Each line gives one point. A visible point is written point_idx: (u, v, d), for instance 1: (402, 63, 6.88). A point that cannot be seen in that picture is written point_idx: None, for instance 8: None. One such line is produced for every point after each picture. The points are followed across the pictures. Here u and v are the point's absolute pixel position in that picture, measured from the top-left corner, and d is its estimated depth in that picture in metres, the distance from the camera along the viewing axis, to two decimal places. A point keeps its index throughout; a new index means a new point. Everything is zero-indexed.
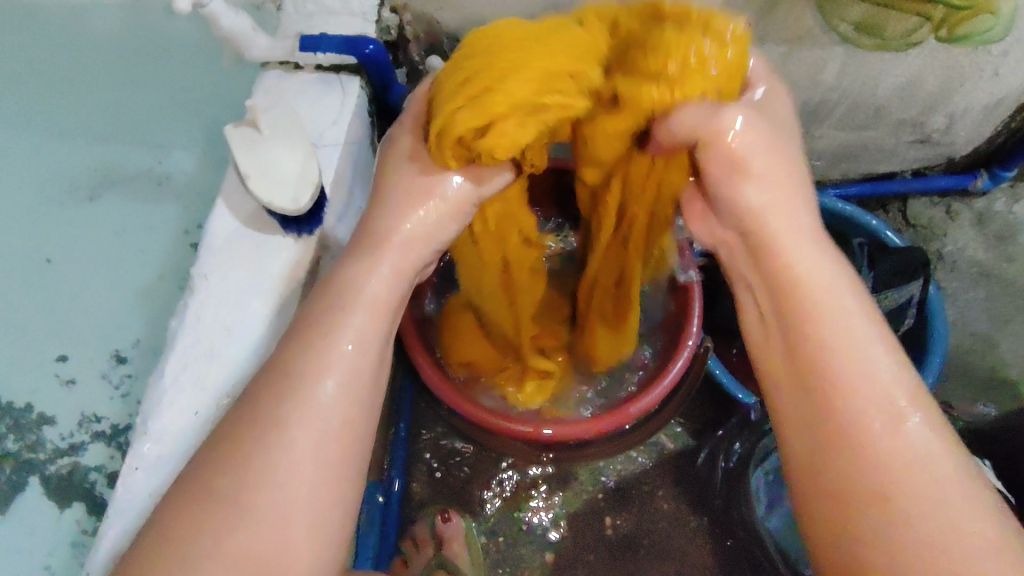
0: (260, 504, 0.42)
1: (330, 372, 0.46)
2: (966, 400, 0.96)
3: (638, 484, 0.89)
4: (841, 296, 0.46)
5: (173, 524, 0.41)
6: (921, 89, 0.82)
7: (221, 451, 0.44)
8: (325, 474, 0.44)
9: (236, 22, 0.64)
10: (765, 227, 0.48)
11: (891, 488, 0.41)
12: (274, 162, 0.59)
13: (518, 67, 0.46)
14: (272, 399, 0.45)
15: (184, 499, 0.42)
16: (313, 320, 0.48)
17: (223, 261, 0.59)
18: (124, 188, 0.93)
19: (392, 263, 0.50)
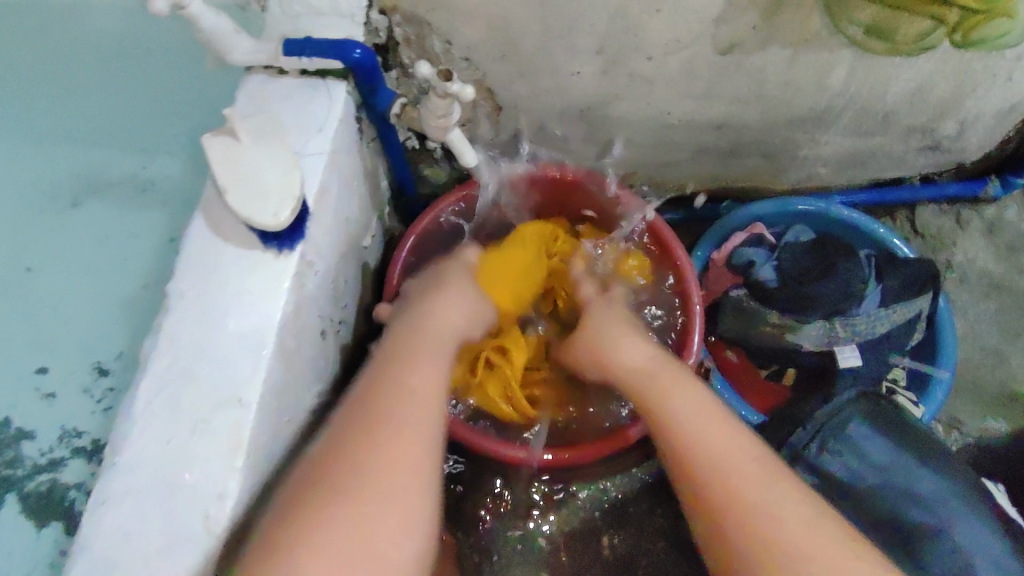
0: (340, 523, 0.49)
1: (407, 413, 0.56)
2: (977, 416, 0.90)
3: (637, 502, 0.86)
4: (683, 404, 0.62)
5: (279, 540, 0.48)
6: (932, 94, 0.79)
7: (321, 465, 0.53)
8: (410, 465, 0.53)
9: (217, 24, 0.61)
10: (604, 351, 0.70)
11: (765, 533, 0.52)
12: (255, 174, 0.56)
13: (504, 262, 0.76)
14: (349, 449, 0.53)
15: (296, 499, 0.51)
16: (387, 384, 0.58)
17: (200, 278, 0.56)
18: (107, 194, 0.90)
19: (450, 321, 0.67)
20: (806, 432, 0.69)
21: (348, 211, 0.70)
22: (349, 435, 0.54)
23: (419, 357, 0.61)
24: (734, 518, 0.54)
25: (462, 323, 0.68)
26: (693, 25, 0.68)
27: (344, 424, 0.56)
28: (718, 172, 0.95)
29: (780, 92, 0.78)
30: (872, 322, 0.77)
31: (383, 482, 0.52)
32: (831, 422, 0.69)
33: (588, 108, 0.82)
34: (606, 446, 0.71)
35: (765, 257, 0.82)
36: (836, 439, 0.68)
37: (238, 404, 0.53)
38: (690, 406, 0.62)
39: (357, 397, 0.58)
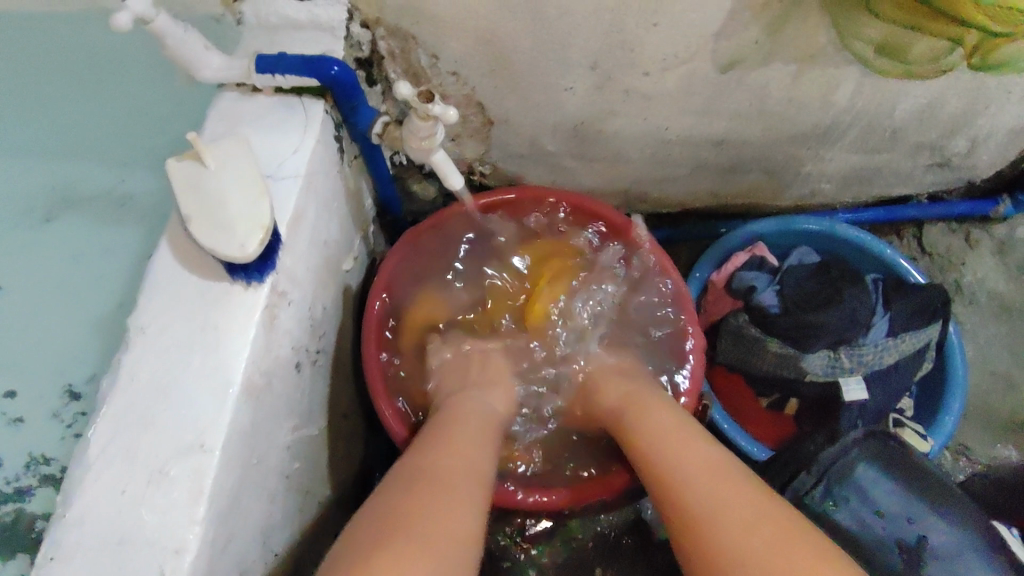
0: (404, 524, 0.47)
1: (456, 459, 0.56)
2: (987, 444, 0.87)
3: (629, 533, 0.83)
4: (662, 418, 0.62)
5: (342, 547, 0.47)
6: (943, 110, 0.75)
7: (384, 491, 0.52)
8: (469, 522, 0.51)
9: (185, 39, 0.58)
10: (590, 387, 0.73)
11: (733, 525, 0.50)
12: (221, 202, 0.52)
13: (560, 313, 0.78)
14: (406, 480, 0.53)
15: (333, 552, 0.47)
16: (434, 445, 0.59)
17: (163, 312, 0.53)
18: (80, 207, 0.86)
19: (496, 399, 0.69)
20: (810, 476, 0.65)
21: (326, 235, 0.67)
22: (397, 488, 0.52)
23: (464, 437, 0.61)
24: (708, 548, 0.50)
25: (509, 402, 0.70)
26: (692, 39, 0.64)
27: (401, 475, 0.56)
28: (717, 188, 0.91)
29: (782, 108, 0.75)
30: (880, 353, 0.73)
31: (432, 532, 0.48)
32: (838, 466, 0.64)
33: (581, 123, 0.78)
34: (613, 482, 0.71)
35: (767, 282, 0.79)
36: (843, 485, 0.64)
37: (199, 450, 0.49)
38: (664, 420, 0.62)
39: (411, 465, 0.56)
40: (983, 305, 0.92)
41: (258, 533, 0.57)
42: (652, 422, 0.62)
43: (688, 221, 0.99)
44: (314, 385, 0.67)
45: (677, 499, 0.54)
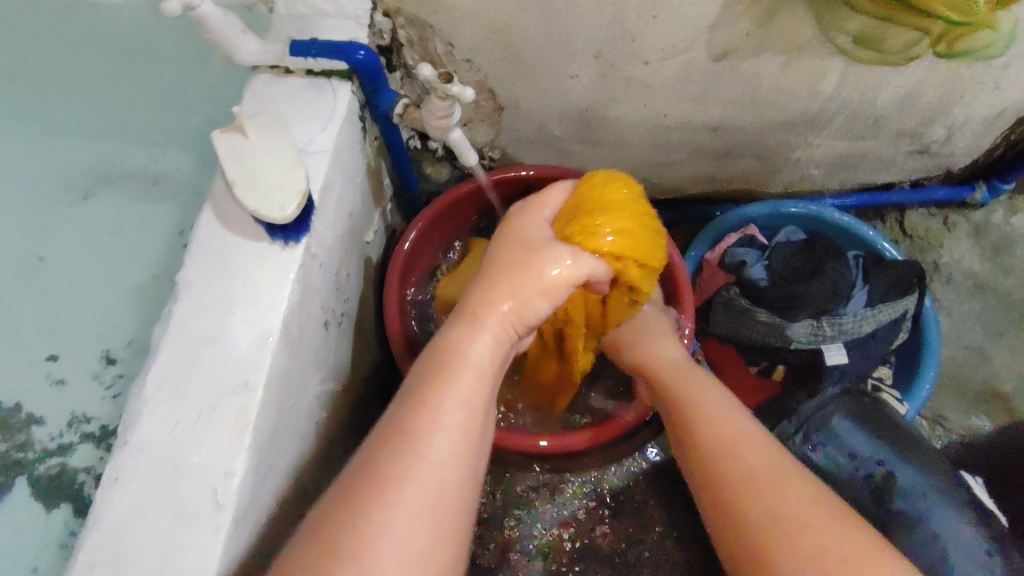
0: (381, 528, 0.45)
1: (447, 415, 0.51)
2: (961, 412, 0.93)
3: (628, 493, 0.90)
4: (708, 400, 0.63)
5: (322, 533, 0.46)
6: (921, 100, 0.81)
7: (370, 464, 0.49)
8: (431, 527, 0.47)
9: (225, 24, 0.63)
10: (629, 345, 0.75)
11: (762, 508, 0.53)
12: (261, 171, 0.58)
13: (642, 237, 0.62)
14: (396, 448, 0.49)
15: (320, 525, 0.47)
16: (426, 381, 0.53)
17: (207, 269, 0.59)
18: (123, 189, 0.93)
19: (493, 333, 0.56)
20: (792, 426, 0.72)
21: (351, 207, 0.72)
22: (383, 464, 0.48)
23: (453, 397, 0.52)
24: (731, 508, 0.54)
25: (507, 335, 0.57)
26: (688, 30, 0.70)
27: (391, 426, 0.51)
28: (712, 172, 0.97)
29: (772, 96, 0.80)
30: (859, 322, 0.78)
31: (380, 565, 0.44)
32: (817, 417, 0.71)
33: (586, 109, 0.84)
34: (614, 429, 0.75)
35: (756, 257, 0.85)
36: (821, 434, 0.70)
37: (244, 387, 0.55)
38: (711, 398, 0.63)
39: (408, 409, 0.51)
40: (959, 283, 0.98)
41: (291, 471, 0.63)
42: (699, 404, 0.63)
43: (685, 205, 1.06)
44: (338, 346, 0.73)
45: (713, 468, 0.58)
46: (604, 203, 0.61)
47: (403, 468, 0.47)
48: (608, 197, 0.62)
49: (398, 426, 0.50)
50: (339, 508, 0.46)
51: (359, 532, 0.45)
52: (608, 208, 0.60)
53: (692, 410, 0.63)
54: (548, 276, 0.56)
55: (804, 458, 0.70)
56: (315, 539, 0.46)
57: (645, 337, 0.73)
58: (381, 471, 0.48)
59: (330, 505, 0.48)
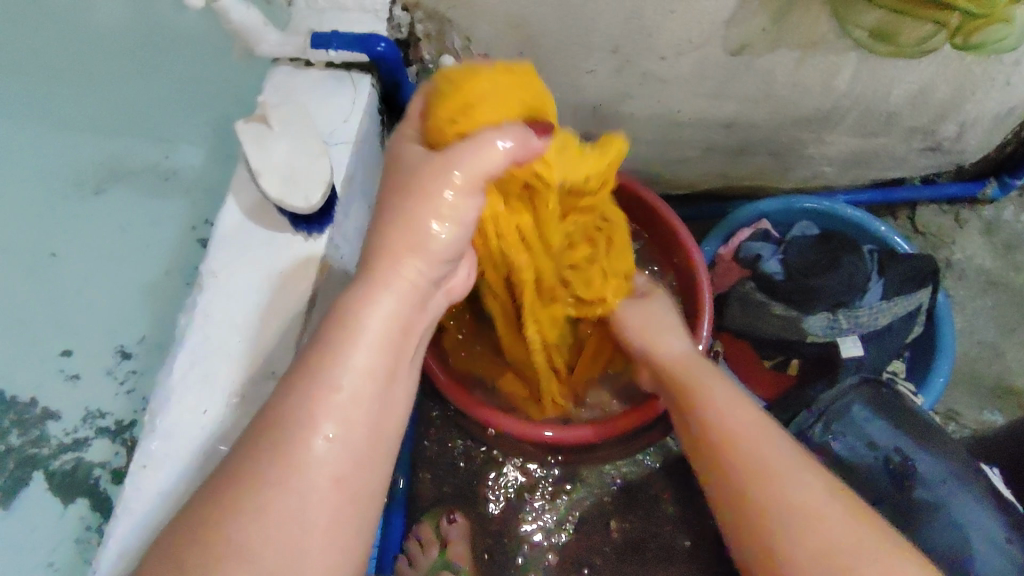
0: (271, 518, 0.44)
1: (339, 391, 0.47)
2: (974, 407, 0.93)
3: (644, 487, 0.90)
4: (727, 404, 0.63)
5: (210, 517, 0.44)
6: (934, 96, 0.82)
7: (252, 443, 0.46)
8: (318, 524, 0.45)
9: (246, 16, 0.66)
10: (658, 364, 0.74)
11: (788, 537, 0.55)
12: (286, 161, 0.59)
13: (491, 107, 0.54)
14: (270, 437, 0.45)
15: (205, 497, 0.45)
16: (317, 353, 0.48)
17: (231, 259, 0.59)
18: (141, 187, 0.93)
19: (394, 300, 0.50)
20: (812, 412, 0.75)
21: (371, 200, 0.73)
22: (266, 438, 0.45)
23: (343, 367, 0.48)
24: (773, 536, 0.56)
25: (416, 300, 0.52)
26: (706, 26, 0.71)
27: (273, 396, 0.48)
28: (725, 168, 0.97)
29: (787, 92, 0.81)
30: (875, 314, 0.79)
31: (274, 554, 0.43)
32: (837, 407, 0.74)
33: (600, 105, 0.85)
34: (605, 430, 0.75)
35: (771, 251, 0.85)
36: (840, 421, 0.73)
37: (271, 376, 0.55)
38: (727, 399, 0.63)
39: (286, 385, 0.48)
40: (972, 279, 0.99)
41: None
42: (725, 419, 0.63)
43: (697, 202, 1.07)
44: None
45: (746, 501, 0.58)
46: (443, 103, 0.55)
47: (286, 457, 0.45)
48: (449, 100, 0.55)
49: (282, 411, 0.46)
50: (229, 489, 0.44)
51: (248, 521, 0.43)
52: (456, 106, 0.54)
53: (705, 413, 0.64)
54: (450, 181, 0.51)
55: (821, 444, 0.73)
56: (213, 507, 0.44)
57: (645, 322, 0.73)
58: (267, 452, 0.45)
59: (220, 476, 0.46)
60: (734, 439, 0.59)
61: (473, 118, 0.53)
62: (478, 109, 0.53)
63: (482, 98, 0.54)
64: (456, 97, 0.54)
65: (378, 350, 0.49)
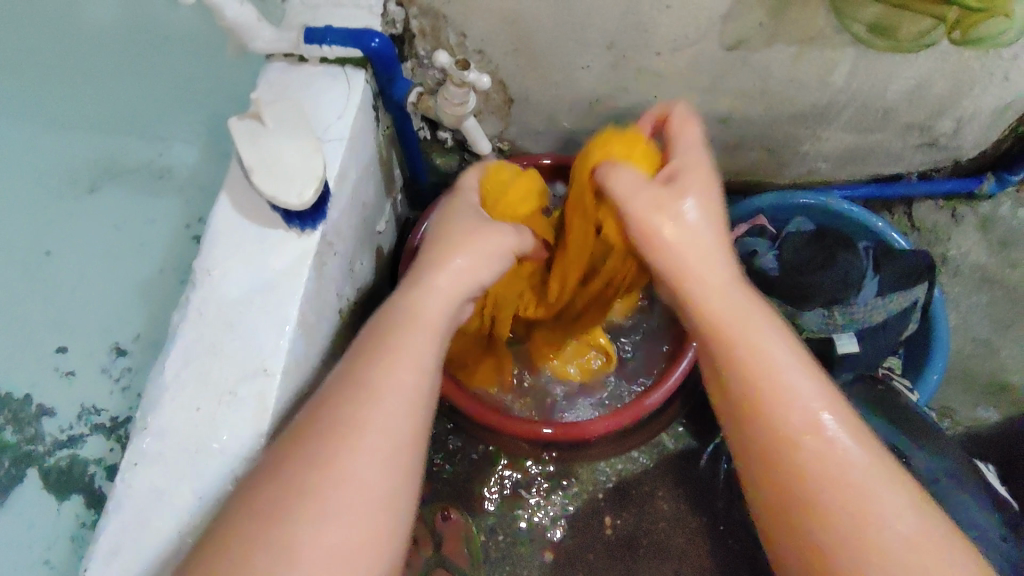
0: (326, 492, 0.45)
1: (396, 378, 0.50)
2: (968, 403, 0.93)
3: (638, 484, 0.90)
4: (744, 328, 0.53)
5: (265, 492, 0.46)
6: (931, 92, 0.82)
7: (312, 418, 0.49)
8: (370, 495, 0.46)
9: (240, 12, 0.64)
10: (681, 276, 0.55)
11: (828, 507, 0.47)
12: (280, 157, 0.59)
13: (531, 191, 0.70)
14: (330, 415, 0.48)
15: (260, 478, 0.47)
16: (375, 343, 0.52)
17: (224, 255, 0.59)
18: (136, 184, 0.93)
19: (445, 288, 0.56)
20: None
21: (365, 197, 0.73)
22: (324, 413, 0.49)
23: (403, 348, 0.52)
24: (788, 482, 0.49)
25: (462, 295, 0.57)
26: (701, 21, 0.70)
27: (323, 390, 0.51)
28: (719, 165, 0.97)
29: (783, 88, 0.81)
30: (870, 311, 0.79)
31: (322, 527, 0.44)
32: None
33: (596, 101, 0.84)
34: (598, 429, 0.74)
35: (768, 247, 0.84)
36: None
37: (263, 374, 0.55)
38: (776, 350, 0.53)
39: (344, 370, 0.51)
40: (968, 276, 0.99)
41: None
42: (747, 352, 0.52)
43: None
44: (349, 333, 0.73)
45: (756, 430, 0.51)
46: (496, 181, 0.69)
47: (343, 427, 0.48)
48: (503, 181, 0.69)
49: (343, 390, 0.50)
50: (280, 469, 0.46)
51: (295, 492, 0.45)
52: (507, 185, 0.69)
53: (756, 364, 0.52)
54: (493, 241, 0.60)
55: None
56: (272, 479, 0.46)
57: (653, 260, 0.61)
58: (332, 422, 0.48)
59: (281, 451, 0.48)
60: (763, 394, 0.51)
61: (522, 196, 0.69)
62: (524, 191, 0.70)
63: (526, 184, 0.70)
64: (514, 180, 0.70)
65: (432, 339, 0.54)
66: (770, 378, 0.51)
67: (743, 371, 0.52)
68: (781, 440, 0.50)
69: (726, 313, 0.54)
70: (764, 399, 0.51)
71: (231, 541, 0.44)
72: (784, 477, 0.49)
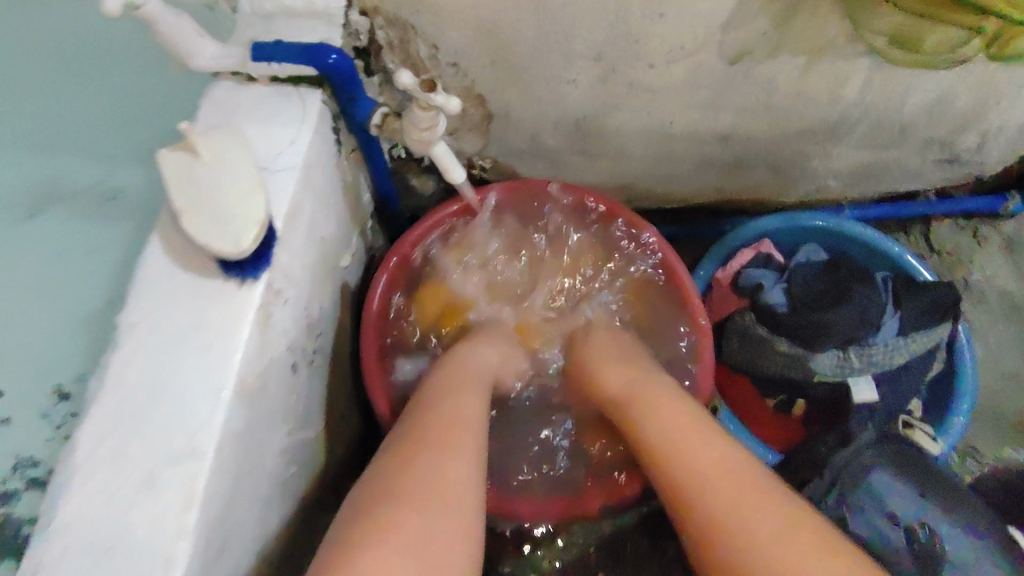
0: (427, 479, 0.51)
1: (463, 412, 0.59)
2: (995, 444, 0.86)
3: (633, 540, 0.83)
4: (677, 416, 0.59)
5: (371, 495, 0.50)
6: (953, 105, 0.74)
7: (399, 440, 0.56)
8: (466, 491, 0.52)
9: (176, 25, 0.56)
10: (612, 377, 0.67)
11: (756, 544, 0.48)
12: (216, 197, 0.51)
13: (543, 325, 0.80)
14: (416, 431, 0.56)
15: (367, 489, 0.51)
16: (433, 389, 0.62)
17: (153, 309, 0.51)
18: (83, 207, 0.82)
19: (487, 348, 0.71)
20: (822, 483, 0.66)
21: (325, 232, 0.65)
22: (411, 437, 0.55)
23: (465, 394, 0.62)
24: (721, 525, 0.50)
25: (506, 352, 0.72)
26: (699, 30, 0.62)
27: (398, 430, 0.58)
28: (720, 184, 0.89)
29: (790, 102, 0.73)
30: (891, 352, 0.71)
31: (430, 514, 0.49)
32: (850, 469, 0.65)
33: (584, 117, 0.76)
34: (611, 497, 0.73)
35: (773, 279, 0.77)
36: (855, 490, 0.64)
37: (191, 455, 0.47)
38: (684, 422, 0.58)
39: (418, 408, 0.60)
40: (992, 304, 0.92)
41: (254, 539, 0.55)
42: (662, 425, 0.59)
43: (691, 219, 0.98)
44: (310, 387, 0.65)
45: (693, 489, 0.53)
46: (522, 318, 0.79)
47: (434, 441, 0.55)
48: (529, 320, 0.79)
49: (420, 424, 0.57)
50: (388, 479, 0.51)
51: (402, 483, 0.51)
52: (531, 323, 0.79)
53: (682, 448, 0.56)
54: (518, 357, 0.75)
55: (839, 521, 0.63)
56: (378, 487, 0.51)
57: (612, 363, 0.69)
58: (424, 436, 0.55)
59: (377, 472, 0.53)
60: (695, 466, 0.54)
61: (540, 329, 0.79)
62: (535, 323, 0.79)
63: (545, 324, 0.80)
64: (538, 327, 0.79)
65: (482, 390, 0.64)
66: (692, 439, 0.56)
67: (671, 447, 0.57)
68: (708, 487, 0.52)
69: (648, 402, 0.62)
70: (680, 454, 0.56)
71: (357, 531, 0.47)
72: (719, 517, 0.51)
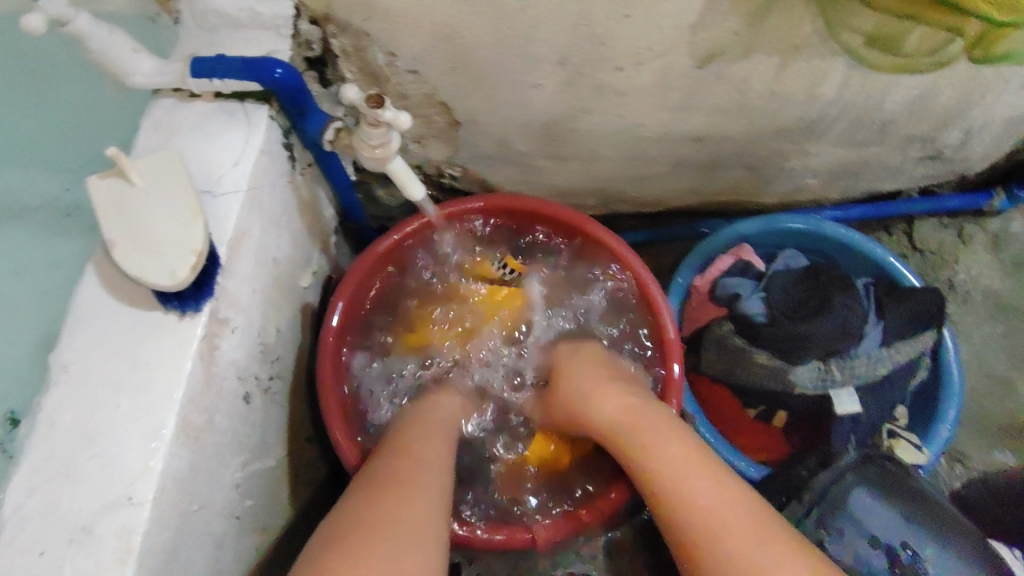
0: (401, 515, 0.48)
1: (425, 455, 0.56)
2: (982, 448, 0.85)
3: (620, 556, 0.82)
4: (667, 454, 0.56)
5: (337, 532, 0.47)
6: (936, 101, 0.71)
7: (364, 485, 0.53)
8: (431, 525, 0.49)
9: (108, 43, 0.53)
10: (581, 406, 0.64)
11: None
12: (149, 228, 0.48)
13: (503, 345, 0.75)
14: (379, 475, 0.53)
15: (333, 528, 0.48)
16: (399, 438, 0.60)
17: (87, 346, 0.48)
18: (19, 212, 0.72)
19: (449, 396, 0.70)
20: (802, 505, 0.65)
21: (278, 253, 0.62)
22: (377, 480, 0.53)
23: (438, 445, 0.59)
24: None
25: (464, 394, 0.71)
26: (668, 31, 0.59)
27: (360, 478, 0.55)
28: (698, 185, 0.86)
29: (765, 102, 0.70)
30: (873, 363, 0.69)
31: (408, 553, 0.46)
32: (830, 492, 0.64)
33: (553, 122, 0.73)
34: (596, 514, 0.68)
35: (751, 288, 0.75)
36: (835, 514, 0.62)
37: (127, 502, 0.44)
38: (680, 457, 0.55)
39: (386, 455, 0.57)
40: (978, 304, 0.90)
41: None
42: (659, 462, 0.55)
43: (668, 221, 0.96)
44: (268, 417, 0.62)
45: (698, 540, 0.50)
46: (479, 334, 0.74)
47: (407, 481, 0.52)
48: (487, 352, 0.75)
49: (384, 468, 0.54)
50: (350, 519, 0.48)
51: (370, 518, 0.48)
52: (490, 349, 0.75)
53: (681, 495, 0.53)
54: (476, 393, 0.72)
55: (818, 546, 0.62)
56: (342, 526, 0.48)
57: (589, 380, 0.65)
58: (392, 477, 0.52)
59: (340, 512, 0.50)
60: (703, 518, 0.51)
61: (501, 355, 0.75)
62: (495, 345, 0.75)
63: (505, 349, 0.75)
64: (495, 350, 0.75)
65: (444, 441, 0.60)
66: (690, 483, 0.53)
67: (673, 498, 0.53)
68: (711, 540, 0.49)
69: (634, 435, 0.59)
70: (678, 504, 0.53)
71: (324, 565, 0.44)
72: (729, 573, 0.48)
